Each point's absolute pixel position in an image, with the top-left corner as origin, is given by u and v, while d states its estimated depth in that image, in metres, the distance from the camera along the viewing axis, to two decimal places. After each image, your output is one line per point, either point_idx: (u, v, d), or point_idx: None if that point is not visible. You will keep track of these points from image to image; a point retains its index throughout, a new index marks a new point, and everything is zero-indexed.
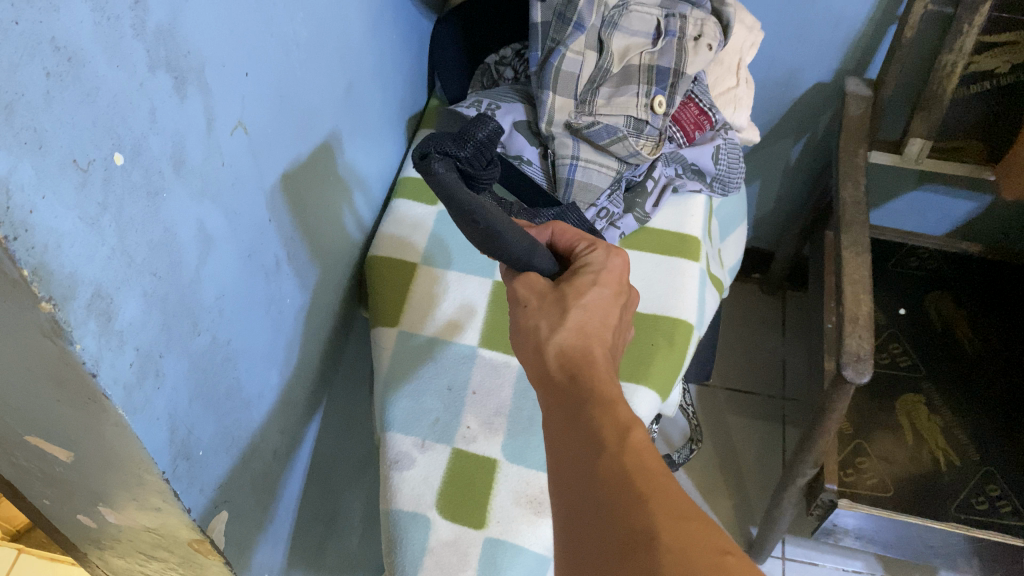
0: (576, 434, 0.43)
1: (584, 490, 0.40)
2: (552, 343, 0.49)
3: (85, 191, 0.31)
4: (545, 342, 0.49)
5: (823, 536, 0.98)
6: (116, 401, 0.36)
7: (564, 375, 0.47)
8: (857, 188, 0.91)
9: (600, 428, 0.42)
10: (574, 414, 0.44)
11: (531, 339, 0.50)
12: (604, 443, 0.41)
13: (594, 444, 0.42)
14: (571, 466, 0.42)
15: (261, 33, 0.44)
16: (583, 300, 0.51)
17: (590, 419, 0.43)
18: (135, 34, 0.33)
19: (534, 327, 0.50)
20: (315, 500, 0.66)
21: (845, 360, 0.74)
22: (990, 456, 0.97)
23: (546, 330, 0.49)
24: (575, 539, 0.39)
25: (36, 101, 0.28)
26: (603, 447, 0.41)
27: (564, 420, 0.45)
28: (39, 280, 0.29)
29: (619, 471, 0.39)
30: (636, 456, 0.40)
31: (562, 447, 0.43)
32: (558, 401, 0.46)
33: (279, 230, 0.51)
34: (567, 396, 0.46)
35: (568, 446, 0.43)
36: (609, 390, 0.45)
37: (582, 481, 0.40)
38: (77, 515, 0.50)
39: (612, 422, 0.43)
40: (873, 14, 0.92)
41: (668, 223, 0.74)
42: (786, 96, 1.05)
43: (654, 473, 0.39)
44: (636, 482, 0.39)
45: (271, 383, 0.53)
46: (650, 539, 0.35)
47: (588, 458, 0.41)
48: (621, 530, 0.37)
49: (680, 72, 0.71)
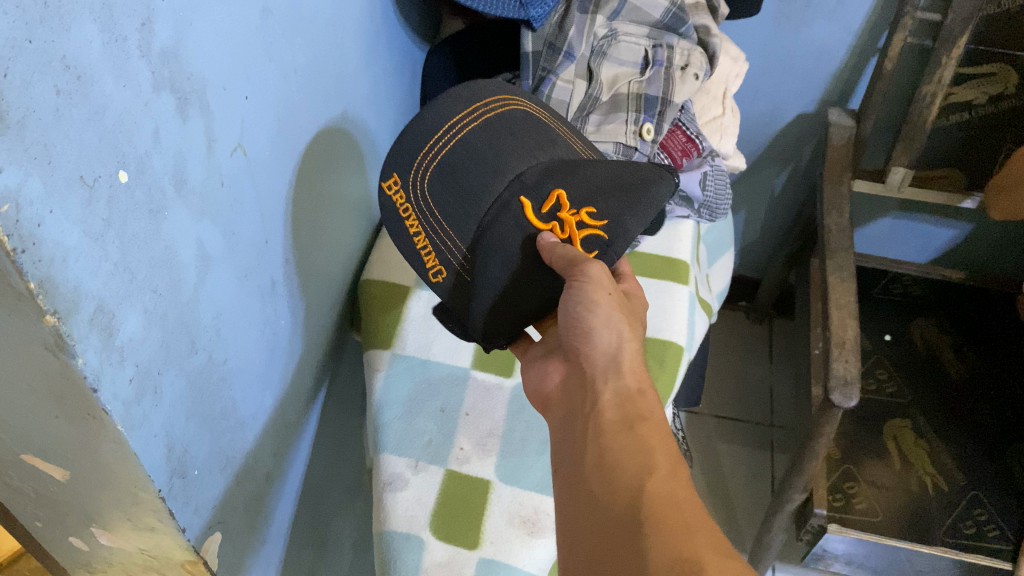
0: (629, 444, 0.48)
1: (630, 502, 0.44)
2: (626, 346, 0.54)
3: (90, 207, 0.32)
4: (624, 341, 0.54)
5: (812, 562, 0.99)
6: (115, 418, 0.36)
7: (632, 386, 0.52)
8: (841, 216, 0.92)
9: (654, 449, 0.47)
10: (628, 426, 0.49)
11: (606, 333, 0.54)
12: (657, 465, 0.46)
13: (646, 462, 0.46)
14: (618, 475, 0.46)
15: (261, 58, 0.45)
16: (638, 316, 0.58)
17: (641, 437, 0.48)
18: (141, 56, 0.34)
19: (614, 322, 0.54)
20: (306, 524, 0.66)
21: (833, 384, 0.75)
22: (977, 480, 0.98)
23: (626, 330, 0.54)
24: (614, 542, 0.43)
25: (46, 116, 0.28)
26: (655, 469, 0.46)
27: (615, 425, 0.49)
28: (44, 293, 0.30)
29: (668, 496, 0.44)
30: (683, 488, 0.45)
31: (610, 448, 0.48)
32: (612, 405, 0.51)
33: (276, 252, 0.52)
34: (624, 404, 0.50)
35: (621, 454, 0.47)
36: (661, 418, 0.50)
37: (632, 492, 0.45)
38: (68, 537, 0.50)
39: (663, 448, 0.48)
40: (854, 45, 0.94)
41: (657, 247, 0.75)
42: (770, 126, 1.07)
43: (700, 508, 0.44)
44: (685, 512, 0.43)
45: (265, 407, 0.54)
46: (698, 566, 0.39)
47: (640, 471, 0.46)
48: (669, 550, 0.40)
49: (668, 100, 0.72)
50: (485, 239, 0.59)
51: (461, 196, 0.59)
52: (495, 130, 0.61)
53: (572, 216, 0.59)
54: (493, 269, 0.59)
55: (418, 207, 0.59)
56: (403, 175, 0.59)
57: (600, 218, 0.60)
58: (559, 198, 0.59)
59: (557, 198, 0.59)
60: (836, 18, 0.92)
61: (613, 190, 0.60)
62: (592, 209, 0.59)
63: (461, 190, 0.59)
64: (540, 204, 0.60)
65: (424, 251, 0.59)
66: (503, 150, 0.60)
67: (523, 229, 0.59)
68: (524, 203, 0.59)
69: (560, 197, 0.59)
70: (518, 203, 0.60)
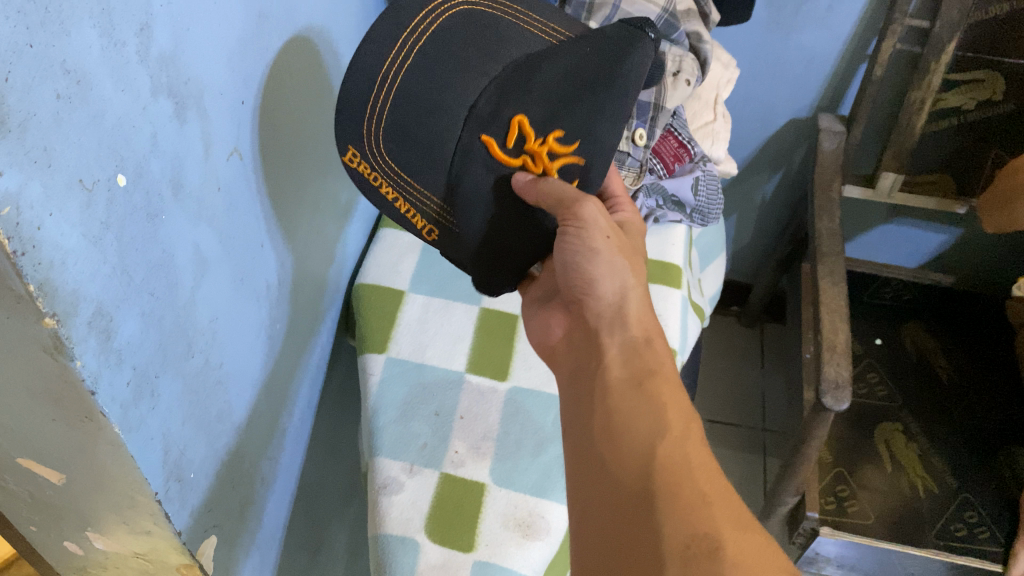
0: (638, 407, 0.48)
1: (641, 468, 0.45)
2: (632, 296, 0.54)
3: (89, 210, 0.32)
4: (628, 289, 0.54)
5: (805, 565, 0.99)
6: (113, 420, 0.36)
7: (638, 336, 0.52)
8: (832, 220, 0.93)
9: (664, 409, 0.48)
10: (637, 386, 0.49)
11: (608, 282, 0.53)
12: (668, 427, 0.47)
13: (656, 425, 0.47)
14: (626, 439, 0.47)
15: (258, 63, 0.46)
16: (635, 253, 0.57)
17: (650, 397, 0.49)
18: (139, 60, 0.34)
19: (615, 267, 0.53)
20: (301, 529, 0.66)
21: (824, 387, 0.76)
22: (967, 482, 0.99)
23: (630, 279, 0.54)
24: (624, 510, 0.44)
25: (47, 120, 0.29)
26: (665, 430, 0.47)
27: (623, 384, 0.50)
28: (44, 296, 0.30)
29: (679, 458, 0.45)
30: (694, 448, 0.46)
31: (619, 410, 0.49)
32: (619, 361, 0.52)
33: (272, 256, 0.52)
34: (632, 360, 0.51)
35: (630, 416, 0.48)
36: (670, 373, 0.51)
37: (643, 458, 0.45)
38: (63, 542, 0.50)
39: (674, 407, 0.48)
40: (844, 51, 0.95)
41: (650, 250, 0.75)
42: (761, 131, 1.08)
43: (712, 473, 0.44)
44: (696, 476, 0.44)
45: (260, 411, 0.54)
46: (715, 538, 0.40)
47: (650, 434, 0.46)
48: (681, 518, 0.41)
49: (661, 106, 0.73)
50: (459, 193, 0.54)
51: (425, 151, 0.52)
52: (431, 63, 0.51)
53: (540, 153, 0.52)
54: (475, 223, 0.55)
55: (388, 175, 0.54)
56: (359, 149, 0.53)
57: (567, 144, 0.53)
58: (523, 127, 0.52)
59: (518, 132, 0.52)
60: (826, 25, 0.93)
61: (576, 93, 0.52)
62: (557, 135, 0.53)
63: (418, 144, 0.52)
64: (504, 141, 0.52)
65: (410, 215, 0.55)
66: (444, 83, 0.51)
67: (492, 170, 0.53)
68: (490, 146, 0.52)
69: (523, 126, 0.52)
70: (480, 144, 0.52)
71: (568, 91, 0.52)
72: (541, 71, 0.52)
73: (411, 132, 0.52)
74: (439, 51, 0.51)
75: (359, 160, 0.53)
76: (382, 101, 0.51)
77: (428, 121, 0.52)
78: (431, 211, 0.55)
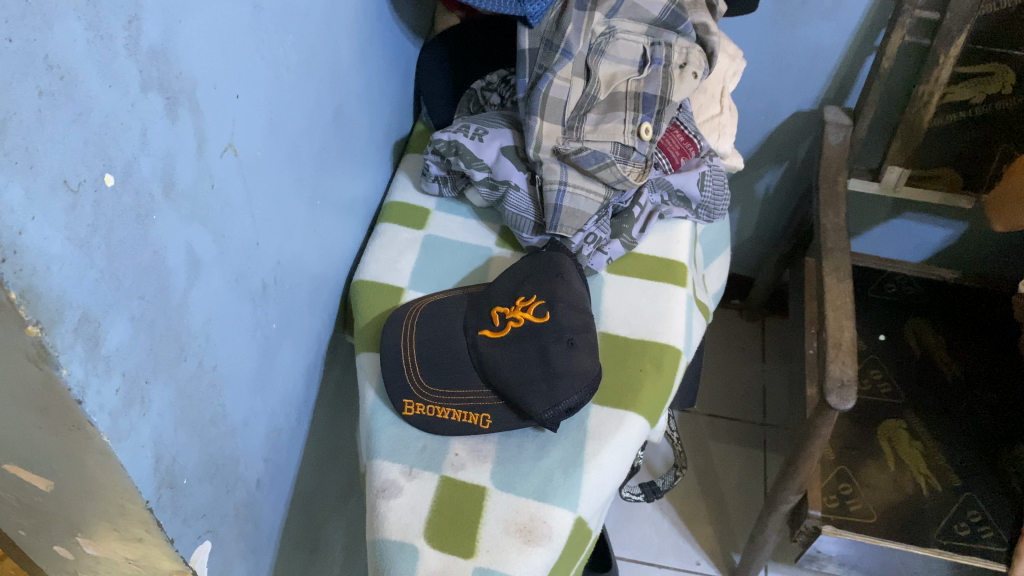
0: None
1: None
2: None
3: (75, 212, 0.30)
4: None
5: (806, 563, 0.98)
6: (101, 429, 0.35)
7: None
8: (837, 215, 0.91)
9: None
10: None
11: None
12: None
13: None
14: None
15: (253, 56, 0.44)
16: None
17: None
18: (128, 55, 0.32)
19: None
20: (297, 530, 0.65)
21: (829, 386, 0.74)
22: (971, 481, 0.98)
23: None
24: None
25: (27, 118, 0.27)
26: None
27: None
28: (26, 303, 0.29)
29: None
30: None
31: None
32: None
33: (267, 254, 0.50)
34: None
35: None
36: None
37: None
38: (53, 546, 0.49)
39: None
40: (851, 43, 0.94)
41: (655, 249, 0.73)
42: (765, 124, 1.07)
43: None
44: None
45: (256, 413, 0.52)
46: None
47: None
48: None
49: (667, 99, 0.71)
50: (486, 363, 0.61)
51: (436, 369, 0.61)
52: (436, 325, 0.64)
53: (517, 314, 0.62)
54: (505, 371, 0.60)
55: (438, 401, 0.60)
56: (417, 398, 0.60)
57: (532, 297, 0.63)
58: (501, 310, 0.63)
59: (499, 312, 0.63)
60: (833, 17, 0.91)
61: (529, 273, 0.65)
62: (523, 297, 0.63)
63: (436, 367, 0.61)
64: (491, 324, 0.63)
65: (465, 417, 0.59)
66: (449, 357, 0.62)
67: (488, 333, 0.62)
68: (482, 333, 0.62)
69: (501, 308, 0.63)
70: (481, 336, 0.62)
71: (523, 276, 0.65)
72: (501, 280, 0.66)
73: (444, 372, 0.61)
74: (452, 298, 0.66)
75: (418, 403, 0.60)
76: (410, 359, 0.62)
77: (443, 356, 0.62)
78: (424, 395, 0.60)
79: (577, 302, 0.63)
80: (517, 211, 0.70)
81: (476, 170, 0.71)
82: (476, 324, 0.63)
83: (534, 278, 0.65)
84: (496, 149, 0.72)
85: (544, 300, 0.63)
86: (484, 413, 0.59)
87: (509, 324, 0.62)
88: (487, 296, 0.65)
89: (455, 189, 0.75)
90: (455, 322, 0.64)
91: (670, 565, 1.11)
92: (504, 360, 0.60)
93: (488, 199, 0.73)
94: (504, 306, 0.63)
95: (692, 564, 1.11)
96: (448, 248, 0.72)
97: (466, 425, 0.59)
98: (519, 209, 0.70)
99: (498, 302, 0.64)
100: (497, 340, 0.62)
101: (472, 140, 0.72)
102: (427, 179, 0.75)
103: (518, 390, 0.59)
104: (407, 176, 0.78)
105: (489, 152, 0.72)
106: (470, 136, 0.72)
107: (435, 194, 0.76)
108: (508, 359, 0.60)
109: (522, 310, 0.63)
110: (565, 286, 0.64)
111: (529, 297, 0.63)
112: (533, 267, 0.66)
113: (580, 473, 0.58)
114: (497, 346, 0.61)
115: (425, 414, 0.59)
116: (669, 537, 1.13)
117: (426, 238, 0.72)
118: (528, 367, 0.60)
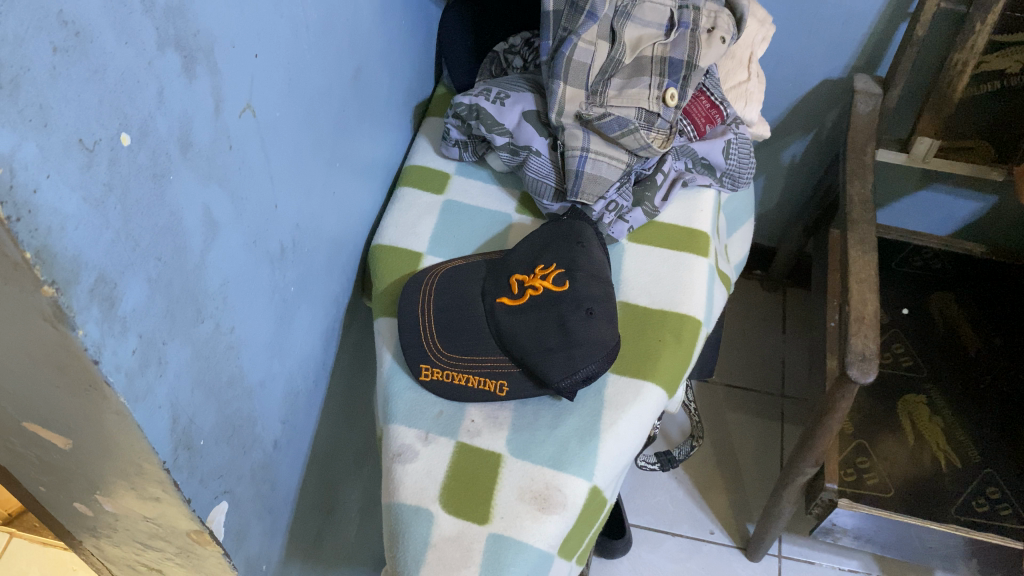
0: None
1: None
2: None
3: (91, 171, 0.30)
4: None
5: (821, 535, 0.97)
6: (117, 390, 0.35)
7: None
8: (864, 185, 0.89)
9: None
10: None
11: None
12: None
13: None
14: None
15: (272, 14, 0.43)
16: None
17: None
18: (144, 10, 0.32)
19: None
20: (313, 491, 0.65)
21: (850, 359, 0.73)
22: (992, 458, 0.97)
23: None
24: None
25: (41, 76, 0.27)
26: None
27: None
28: (42, 263, 0.28)
29: None
30: None
31: None
32: None
33: (286, 216, 0.50)
34: None
35: None
36: None
37: None
38: (72, 503, 0.49)
39: None
40: (884, 9, 0.91)
41: (677, 217, 0.72)
42: (794, 91, 1.04)
43: None
44: None
45: (273, 375, 0.52)
46: None
47: None
48: None
49: (694, 65, 0.69)
50: (503, 331, 0.61)
51: (453, 335, 0.61)
52: (453, 293, 0.63)
53: (536, 282, 0.62)
54: (523, 339, 0.60)
55: (455, 367, 0.60)
56: (434, 363, 0.60)
57: (551, 266, 0.62)
58: (520, 278, 0.63)
59: (517, 279, 0.63)
60: None
61: (547, 242, 0.65)
62: (542, 265, 0.63)
63: (454, 334, 0.61)
64: (509, 292, 0.62)
65: (481, 382, 0.59)
66: (466, 326, 0.62)
67: (505, 302, 0.62)
68: (499, 301, 0.62)
69: (519, 276, 0.63)
70: (500, 304, 0.62)
71: (541, 245, 0.65)
72: (519, 249, 0.65)
73: (463, 339, 0.61)
74: (470, 264, 0.66)
75: (435, 368, 0.60)
76: (428, 325, 0.62)
77: (461, 322, 0.62)
78: (441, 359, 0.60)
79: (597, 272, 0.63)
80: (539, 176, 0.70)
81: (497, 134, 0.70)
82: (494, 292, 0.63)
83: (554, 246, 0.64)
84: (518, 113, 0.71)
85: (563, 269, 0.62)
86: (500, 380, 0.59)
87: (528, 292, 0.61)
88: (505, 264, 0.65)
89: (476, 153, 0.75)
90: (473, 290, 0.64)
91: (684, 533, 1.11)
92: (522, 327, 0.60)
93: (509, 163, 0.72)
94: (524, 274, 0.63)
95: (705, 533, 1.11)
96: (468, 212, 0.72)
97: (482, 392, 0.59)
98: (540, 174, 0.69)
99: (516, 270, 0.63)
100: (515, 308, 0.61)
101: (493, 104, 0.71)
102: (448, 143, 0.75)
103: (536, 357, 0.58)
104: (427, 141, 0.77)
105: (511, 117, 0.71)
106: (491, 100, 0.71)
107: (455, 158, 0.75)
108: (526, 327, 0.60)
109: (542, 278, 0.62)
110: (583, 256, 0.63)
111: (547, 265, 0.62)
112: (552, 235, 0.65)
113: (596, 442, 0.57)
114: (516, 314, 0.61)
115: (441, 379, 0.59)
116: (683, 505, 1.13)
117: (446, 203, 0.72)
118: (546, 335, 0.59)
